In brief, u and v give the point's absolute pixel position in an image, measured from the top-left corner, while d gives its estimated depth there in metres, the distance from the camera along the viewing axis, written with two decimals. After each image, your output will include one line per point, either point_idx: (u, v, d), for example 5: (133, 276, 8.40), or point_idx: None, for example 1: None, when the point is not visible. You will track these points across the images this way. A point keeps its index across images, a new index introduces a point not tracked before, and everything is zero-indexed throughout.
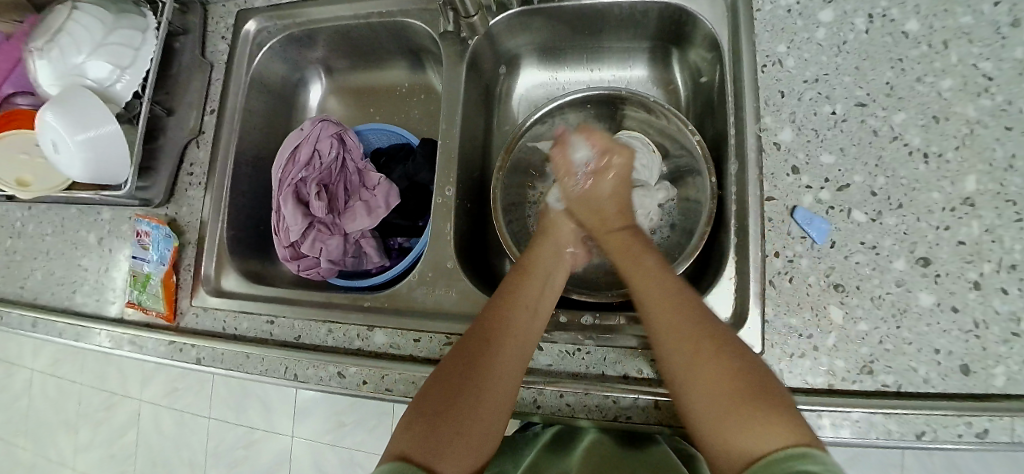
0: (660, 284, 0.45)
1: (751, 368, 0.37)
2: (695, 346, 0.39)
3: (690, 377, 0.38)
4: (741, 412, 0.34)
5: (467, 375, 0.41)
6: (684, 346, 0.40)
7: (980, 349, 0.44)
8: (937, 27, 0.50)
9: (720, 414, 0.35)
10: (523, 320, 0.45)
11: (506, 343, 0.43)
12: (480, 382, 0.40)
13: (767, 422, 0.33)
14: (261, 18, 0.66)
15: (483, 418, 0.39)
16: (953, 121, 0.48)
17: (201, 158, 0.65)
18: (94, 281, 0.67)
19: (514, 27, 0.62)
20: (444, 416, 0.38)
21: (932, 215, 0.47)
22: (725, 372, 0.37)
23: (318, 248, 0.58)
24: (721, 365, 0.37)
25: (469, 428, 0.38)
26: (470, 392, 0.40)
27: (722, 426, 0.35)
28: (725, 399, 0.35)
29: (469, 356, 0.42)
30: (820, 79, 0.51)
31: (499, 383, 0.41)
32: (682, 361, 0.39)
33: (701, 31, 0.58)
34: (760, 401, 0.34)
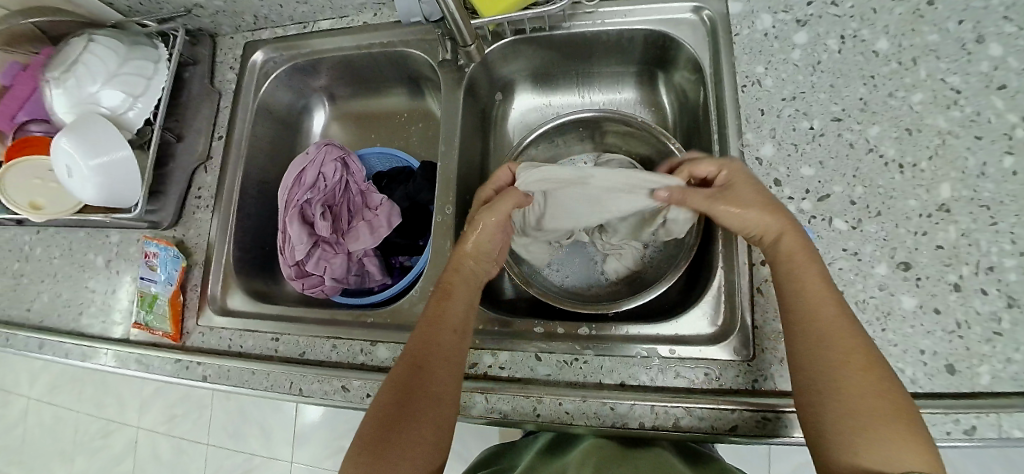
0: (823, 292, 0.41)
1: (893, 386, 0.37)
2: (843, 361, 0.38)
3: (839, 389, 0.37)
4: (874, 424, 0.35)
5: (405, 399, 0.42)
6: (837, 355, 0.38)
7: (965, 349, 0.46)
8: (904, 46, 0.54)
9: (859, 427, 0.35)
10: (448, 338, 0.46)
11: (432, 370, 0.44)
12: (416, 410, 0.42)
13: (898, 442, 0.34)
14: (268, 49, 0.70)
15: (425, 443, 0.41)
16: (925, 133, 0.51)
17: (208, 182, 0.67)
18: (101, 303, 0.69)
19: (508, 55, 0.65)
20: (385, 447, 0.40)
21: (910, 221, 0.49)
22: (864, 389, 0.36)
23: (322, 267, 0.60)
24: (859, 379, 0.37)
25: (410, 450, 0.40)
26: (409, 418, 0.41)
27: (853, 436, 0.35)
28: (878, 415, 0.35)
29: (403, 380, 0.43)
30: (798, 97, 0.54)
31: (433, 401, 0.42)
32: (820, 374, 0.38)
33: (685, 54, 0.61)
34: (892, 417, 0.35)
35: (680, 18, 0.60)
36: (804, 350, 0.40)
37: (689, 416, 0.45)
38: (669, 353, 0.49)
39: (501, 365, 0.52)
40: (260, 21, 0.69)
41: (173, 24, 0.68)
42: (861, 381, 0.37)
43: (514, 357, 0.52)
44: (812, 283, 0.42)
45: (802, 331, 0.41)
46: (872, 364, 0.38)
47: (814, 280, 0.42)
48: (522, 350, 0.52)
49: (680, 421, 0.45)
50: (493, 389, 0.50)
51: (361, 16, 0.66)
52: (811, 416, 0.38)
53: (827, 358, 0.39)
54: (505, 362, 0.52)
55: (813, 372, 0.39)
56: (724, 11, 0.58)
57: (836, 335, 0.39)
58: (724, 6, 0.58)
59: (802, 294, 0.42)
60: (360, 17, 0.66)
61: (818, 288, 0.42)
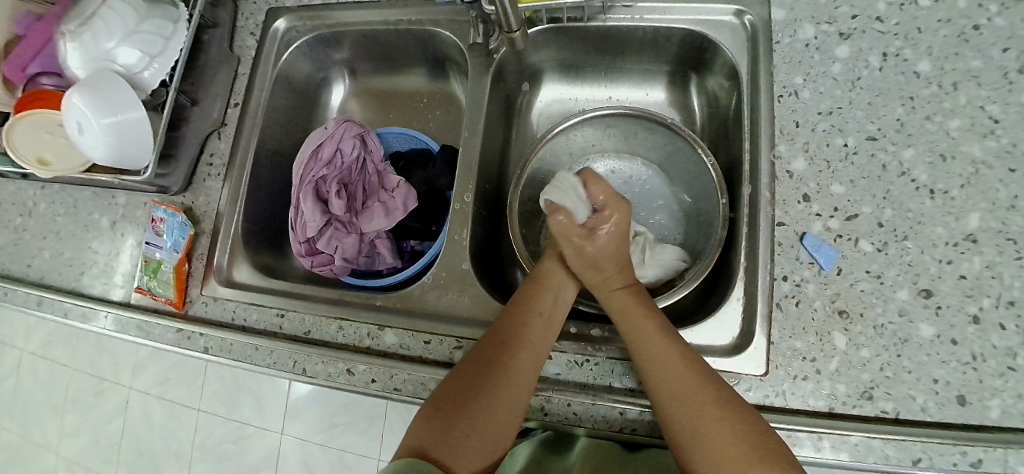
0: (666, 352, 0.44)
1: (745, 427, 0.39)
2: (704, 410, 0.40)
3: (697, 442, 0.40)
4: (753, 459, 0.38)
5: (467, 395, 0.44)
6: (693, 409, 0.41)
7: (978, 382, 0.45)
8: (947, 69, 0.52)
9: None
10: (535, 333, 0.47)
11: (507, 369, 0.44)
12: (483, 407, 0.43)
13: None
14: (291, 17, 0.68)
15: (486, 435, 0.43)
16: (959, 160, 0.50)
17: (221, 150, 0.66)
18: (104, 265, 0.68)
19: (539, 43, 0.64)
20: (454, 432, 0.42)
21: (936, 249, 0.48)
22: (729, 436, 0.39)
23: (333, 246, 0.59)
24: (709, 428, 0.40)
25: (482, 430, 0.43)
26: (487, 397, 0.44)
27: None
28: (738, 467, 0.38)
29: (482, 364, 0.45)
30: (834, 112, 0.53)
31: (514, 388, 0.44)
32: (686, 420, 0.41)
33: (721, 58, 0.60)
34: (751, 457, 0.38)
35: (720, 21, 0.58)
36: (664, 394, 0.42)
37: None
38: None
39: None
40: None
41: None
42: (724, 429, 0.39)
43: None
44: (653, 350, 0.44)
45: (655, 390, 0.43)
46: (730, 411, 0.40)
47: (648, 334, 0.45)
48: None
49: None
50: None
51: None
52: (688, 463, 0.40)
53: (683, 416, 0.41)
54: None
55: (676, 436, 0.41)
56: (766, 17, 0.56)
57: (693, 389, 0.41)
58: (766, 12, 0.56)
59: (656, 373, 0.43)
60: None
61: (663, 357, 0.43)
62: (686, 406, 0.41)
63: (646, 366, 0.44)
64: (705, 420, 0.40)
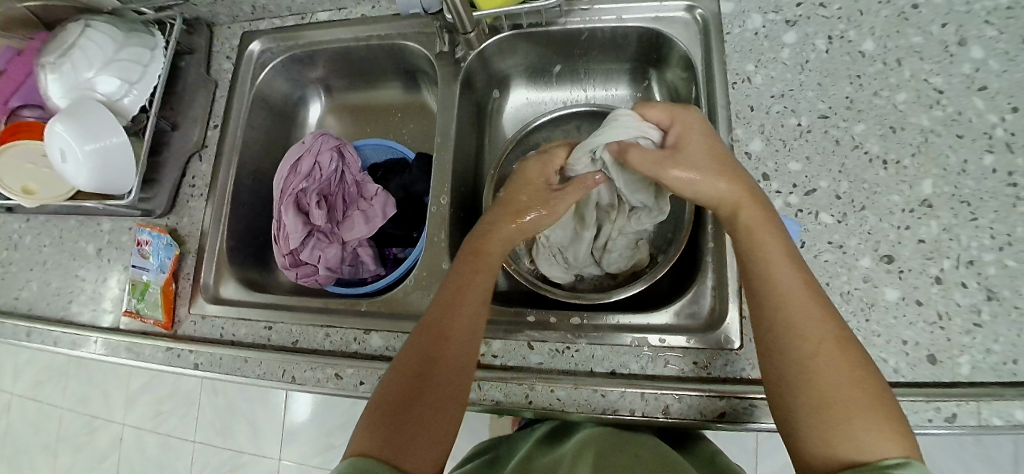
0: (795, 281, 0.41)
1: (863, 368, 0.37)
2: (818, 345, 0.38)
3: (811, 379, 0.37)
4: (857, 406, 0.35)
5: (416, 385, 0.41)
6: (811, 335, 0.38)
7: (946, 340, 0.47)
8: (890, 47, 0.55)
9: (829, 417, 0.35)
10: (463, 322, 0.45)
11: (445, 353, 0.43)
12: (428, 397, 0.41)
13: (881, 429, 0.34)
14: (265, 40, 0.70)
15: (437, 428, 0.40)
16: (909, 130, 0.52)
17: (203, 171, 0.67)
18: (91, 292, 0.68)
19: (504, 50, 0.66)
20: (401, 425, 0.39)
21: (894, 216, 0.50)
22: (840, 368, 0.37)
23: (317, 256, 0.60)
24: (834, 372, 0.36)
25: (431, 423, 0.40)
26: (430, 387, 0.41)
27: (831, 426, 0.35)
28: (850, 401, 0.35)
29: (419, 357, 0.43)
30: (786, 94, 0.55)
31: (449, 376, 0.42)
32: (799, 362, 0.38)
33: (678, 52, 0.62)
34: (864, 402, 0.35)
35: (674, 16, 0.61)
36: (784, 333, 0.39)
37: (678, 402, 0.46)
38: (659, 342, 0.49)
39: (494, 353, 0.52)
40: (258, 12, 0.69)
41: (170, 12, 0.68)
42: (837, 358, 0.37)
43: (506, 346, 0.52)
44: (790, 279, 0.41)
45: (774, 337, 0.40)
46: (845, 352, 0.38)
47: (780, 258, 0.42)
48: (515, 338, 0.52)
49: (669, 408, 0.46)
50: (485, 376, 0.50)
51: (359, 8, 0.67)
52: (788, 404, 0.37)
53: (800, 353, 0.38)
54: (498, 350, 0.52)
55: (786, 367, 0.38)
56: (716, 11, 0.59)
57: (814, 316, 0.39)
58: (716, 6, 0.59)
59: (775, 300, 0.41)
60: (358, 10, 0.67)
61: (803, 282, 0.41)
62: (807, 335, 0.38)
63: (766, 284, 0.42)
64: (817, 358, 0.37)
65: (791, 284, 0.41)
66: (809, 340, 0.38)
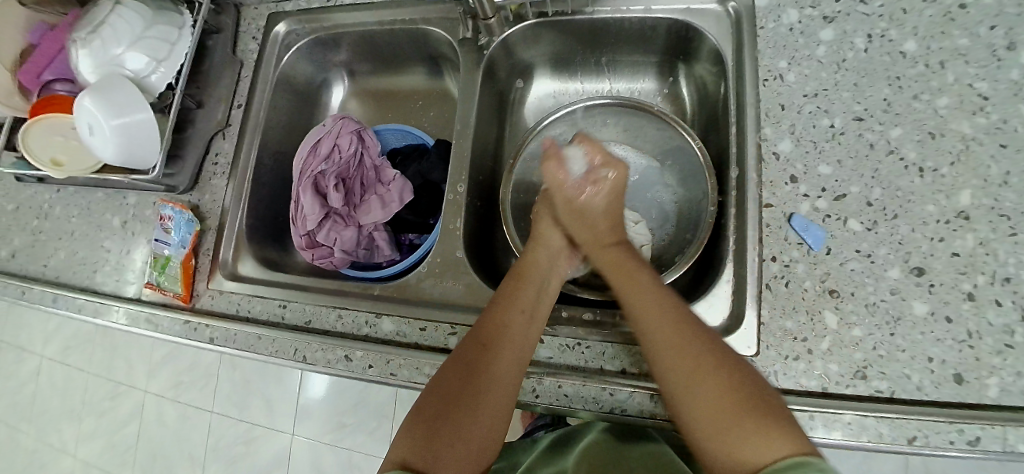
0: (653, 305, 0.46)
1: (742, 375, 0.39)
2: (698, 364, 0.40)
3: (688, 395, 0.40)
4: (744, 418, 0.37)
5: (468, 379, 0.44)
6: (674, 353, 0.42)
7: (975, 359, 0.45)
8: (934, 48, 0.52)
9: (718, 431, 0.38)
10: (519, 321, 0.47)
11: (501, 351, 0.45)
12: (477, 391, 0.43)
13: (766, 432, 0.36)
14: (291, 21, 0.70)
15: (484, 420, 0.42)
16: (949, 137, 0.50)
17: (225, 150, 0.68)
18: (116, 263, 0.70)
19: (528, 38, 0.65)
20: (450, 414, 0.42)
21: (927, 227, 0.48)
22: (715, 383, 0.39)
23: (332, 238, 0.60)
24: (708, 386, 0.39)
25: (476, 417, 0.42)
26: (477, 397, 0.43)
27: (734, 440, 0.37)
28: (725, 413, 0.38)
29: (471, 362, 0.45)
30: (820, 94, 0.53)
31: (498, 392, 0.43)
32: (679, 380, 0.41)
33: (707, 45, 0.61)
34: (745, 411, 0.37)
35: (705, 9, 0.59)
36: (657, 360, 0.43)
37: None
38: None
39: None
40: None
41: None
42: (714, 377, 0.40)
43: None
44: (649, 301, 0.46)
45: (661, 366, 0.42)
46: (721, 361, 0.40)
47: (634, 283, 0.48)
48: None
49: None
50: None
51: None
52: (686, 427, 0.40)
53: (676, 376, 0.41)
54: None
55: (672, 390, 0.41)
56: (750, 4, 0.57)
57: (671, 330, 0.43)
58: None
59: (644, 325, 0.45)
60: None
61: (654, 303, 0.46)
62: (670, 354, 0.42)
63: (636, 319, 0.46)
64: (697, 377, 0.40)
65: (651, 305, 0.46)
66: (676, 356, 0.42)
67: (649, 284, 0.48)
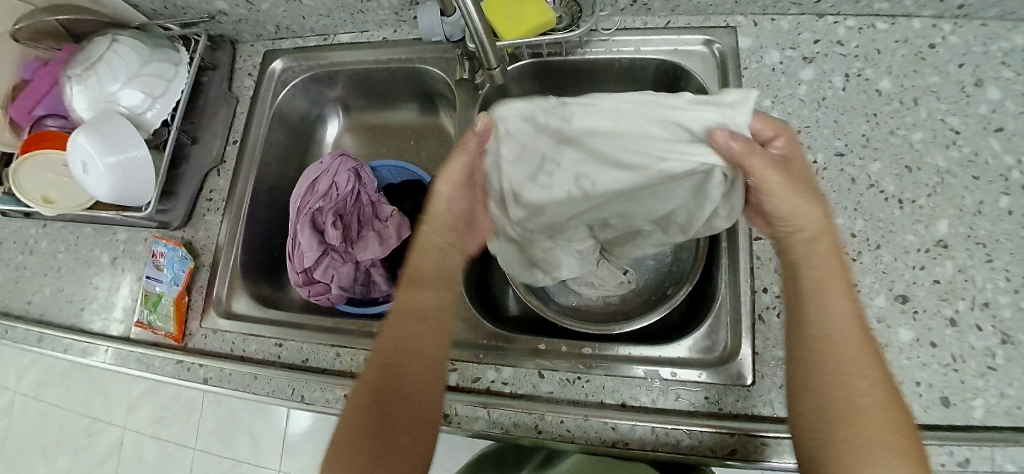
0: (847, 326, 0.38)
1: (895, 414, 0.35)
2: (855, 380, 0.36)
3: (852, 410, 0.35)
4: (887, 451, 0.34)
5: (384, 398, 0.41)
6: (851, 378, 0.36)
7: (959, 383, 0.47)
8: (907, 86, 0.56)
9: (855, 452, 0.34)
10: (420, 325, 0.44)
11: (407, 360, 0.43)
12: (395, 413, 0.41)
13: (908, 468, 0.33)
14: (287, 58, 0.72)
15: (415, 433, 0.41)
16: (925, 170, 0.53)
17: (220, 186, 0.68)
18: (105, 301, 0.69)
19: (522, 77, 0.67)
20: (380, 445, 0.40)
21: (908, 255, 0.51)
22: (880, 414, 0.35)
23: (330, 275, 0.60)
24: (869, 403, 0.35)
25: (409, 434, 0.41)
26: (394, 416, 0.41)
27: (868, 467, 0.33)
28: (874, 443, 0.34)
29: (385, 374, 0.42)
30: (802, 130, 0.56)
31: (419, 402, 0.42)
32: (835, 389, 0.36)
33: (694, 86, 0.63)
34: (885, 440, 0.34)
35: (692, 49, 0.62)
36: (817, 353, 0.38)
37: (689, 438, 0.46)
38: (671, 375, 0.49)
39: (504, 380, 0.52)
40: (280, 32, 0.71)
41: (195, 29, 0.69)
42: (879, 403, 0.35)
43: (517, 374, 0.52)
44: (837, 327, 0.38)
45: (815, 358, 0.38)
46: (884, 390, 0.36)
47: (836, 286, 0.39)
48: (525, 365, 0.53)
49: (679, 443, 0.46)
50: (495, 403, 0.50)
51: (381, 31, 0.68)
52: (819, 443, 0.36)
53: (837, 405, 0.36)
54: (508, 378, 0.52)
55: (829, 407, 0.36)
56: (734, 46, 0.60)
57: (863, 361, 0.36)
58: (734, 40, 0.60)
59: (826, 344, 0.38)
60: (380, 33, 0.68)
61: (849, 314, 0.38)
62: (849, 369, 0.36)
63: (805, 325, 0.39)
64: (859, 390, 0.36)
65: (844, 318, 0.38)
66: (854, 372, 0.36)
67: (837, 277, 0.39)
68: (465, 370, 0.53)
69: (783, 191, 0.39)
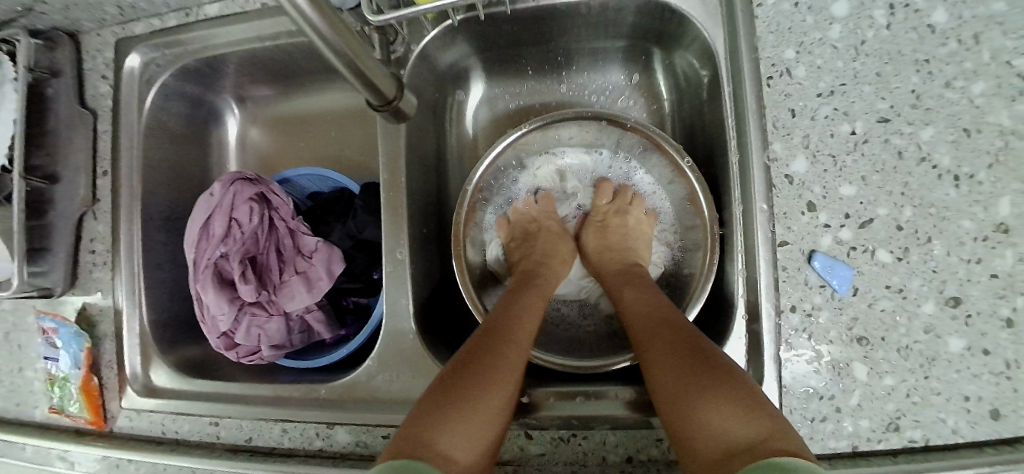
0: (648, 309, 0.45)
1: (720, 361, 0.36)
2: (668, 338, 0.40)
3: (654, 368, 0.38)
4: (707, 382, 0.34)
5: (470, 358, 0.38)
6: (661, 338, 0.40)
7: (1012, 392, 0.41)
8: (966, 17, 0.42)
9: (677, 395, 0.35)
10: (521, 314, 0.45)
11: (510, 333, 0.42)
12: (478, 369, 0.37)
13: (722, 405, 0.32)
14: (144, 47, 0.52)
15: (490, 400, 0.35)
16: (986, 133, 0.41)
17: (100, 232, 0.55)
18: (7, 384, 0.57)
19: (449, 40, 0.51)
20: (447, 399, 0.34)
21: (963, 247, 0.41)
22: (675, 361, 0.37)
23: (255, 335, 0.50)
24: (676, 356, 0.37)
25: (482, 397, 0.35)
26: (478, 372, 0.37)
27: (688, 413, 0.33)
28: (702, 374, 0.35)
29: (474, 344, 0.40)
30: (836, 91, 0.43)
31: (502, 371, 0.38)
32: (650, 348, 0.40)
33: (693, 33, 0.48)
34: (717, 376, 0.34)
35: None
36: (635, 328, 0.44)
37: None
38: None
39: None
40: (129, 12, 0.52)
41: (12, 24, 0.50)
42: (677, 349, 0.38)
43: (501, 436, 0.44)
44: (637, 313, 0.45)
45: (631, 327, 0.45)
46: (691, 340, 0.39)
47: (634, 289, 0.49)
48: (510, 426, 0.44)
49: None
50: None
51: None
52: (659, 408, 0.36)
53: (651, 345, 0.40)
54: None
55: (647, 366, 0.40)
56: None
57: (659, 326, 0.42)
58: None
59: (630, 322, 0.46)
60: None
61: (642, 299, 0.47)
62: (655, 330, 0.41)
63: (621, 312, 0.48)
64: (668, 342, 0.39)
65: (649, 305, 0.45)
66: (660, 336, 0.40)
67: (639, 287, 0.49)
68: None
69: (625, 224, 0.58)
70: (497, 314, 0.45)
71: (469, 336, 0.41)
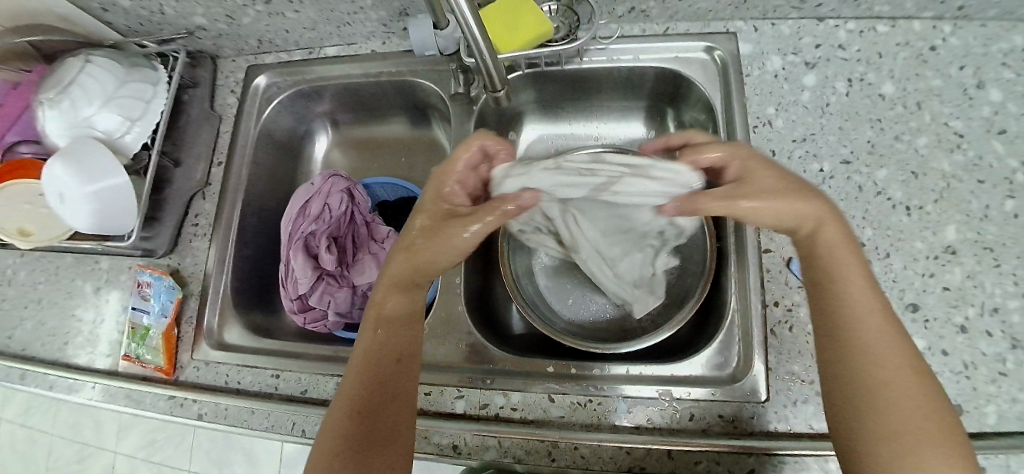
0: (873, 305, 0.39)
1: (922, 396, 0.36)
2: (887, 361, 0.37)
3: (879, 392, 0.36)
4: (932, 435, 0.34)
5: (370, 404, 0.42)
6: (897, 353, 0.37)
7: (972, 390, 0.46)
8: (909, 89, 0.55)
9: (886, 436, 0.35)
10: (396, 335, 0.45)
11: (394, 365, 0.44)
12: (377, 413, 0.41)
13: (954, 455, 0.33)
14: (272, 73, 0.69)
15: (387, 437, 0.41)
16: (931, 176, 0.52)
17: (207, 209, 0.66)
18: (88, 333, 0.65)
19: (521, 85, 0.66)
20: (356, 453, 0.40)
21: (917, 263, 0.50)
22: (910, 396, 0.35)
23: (326, 301, 0.58)
24: (917, 388, 0.36)
25: (382, 445, 0.40)
26: (375, 423, 0.41)
27: (896, 455, 0.34)
28: (921, 427, 0.34)
29: (368, 384, 0.42)
30: (808, 138, 0.55)
31: (390, 407, 0.42)
32: (859, 362, 0.37)
33: (697, 94, 0.62)
34: (930, 426, 0.34)
35: (692, 56, 0.61)
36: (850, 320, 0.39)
37: (706, 460, 0.45)
38: (684, 395, 0.48)
39: (513, 406, 0.51)
40: (263, 46, 0.68)
41: (174, 46, 0.66)
42: (918, 381, 0.36)
43: (527, 399, 0.51)
44: (865, 303, 0.39)
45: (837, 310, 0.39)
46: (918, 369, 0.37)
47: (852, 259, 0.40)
48: (534, 390, 0.51)
49: (696, 466, 0.45)
50: (506, 432, 0.49)
51: (368, 44, 0.66)
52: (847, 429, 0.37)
53: (881, 358, 0.37)
54: (518, 403, 0.51)
55: (862, 377, 0.37)
56: (735, 52, 0.59)
57: (893, 333, 0.38)
58: (735, 47, 0.60)
59: (845, 309, 0.39)
60: (368, 45, 0.66)
61: (862, 281, 0.40)
62: (887, 339, 0.38)
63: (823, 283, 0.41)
64: (909, 361, 0.37)
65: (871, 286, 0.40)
66: (890, 350, 0.37)
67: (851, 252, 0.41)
68: (472, 396, 0.52)
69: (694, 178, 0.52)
70: (384, 338, 0.45)
71: (347, 376, 0.43)
